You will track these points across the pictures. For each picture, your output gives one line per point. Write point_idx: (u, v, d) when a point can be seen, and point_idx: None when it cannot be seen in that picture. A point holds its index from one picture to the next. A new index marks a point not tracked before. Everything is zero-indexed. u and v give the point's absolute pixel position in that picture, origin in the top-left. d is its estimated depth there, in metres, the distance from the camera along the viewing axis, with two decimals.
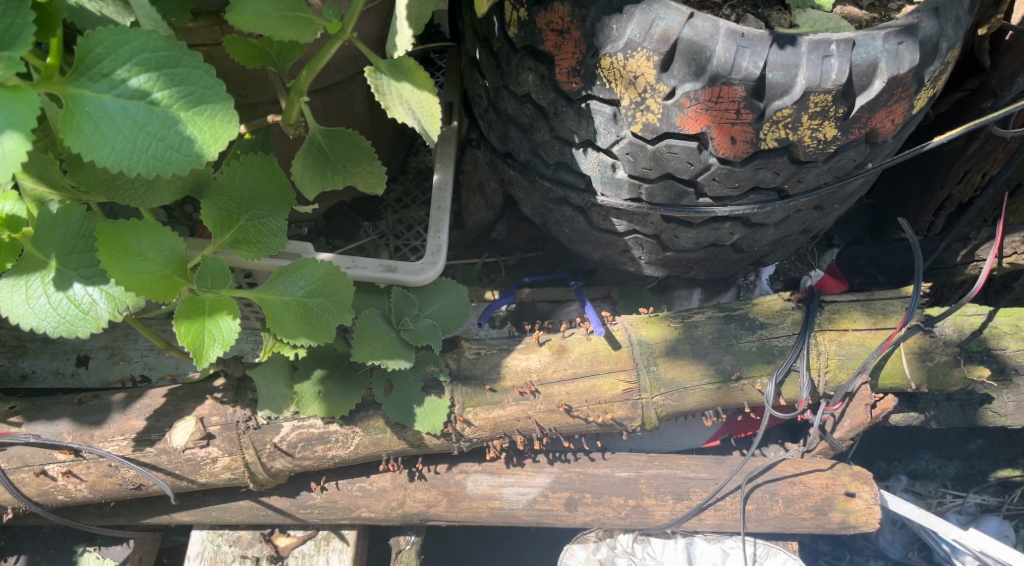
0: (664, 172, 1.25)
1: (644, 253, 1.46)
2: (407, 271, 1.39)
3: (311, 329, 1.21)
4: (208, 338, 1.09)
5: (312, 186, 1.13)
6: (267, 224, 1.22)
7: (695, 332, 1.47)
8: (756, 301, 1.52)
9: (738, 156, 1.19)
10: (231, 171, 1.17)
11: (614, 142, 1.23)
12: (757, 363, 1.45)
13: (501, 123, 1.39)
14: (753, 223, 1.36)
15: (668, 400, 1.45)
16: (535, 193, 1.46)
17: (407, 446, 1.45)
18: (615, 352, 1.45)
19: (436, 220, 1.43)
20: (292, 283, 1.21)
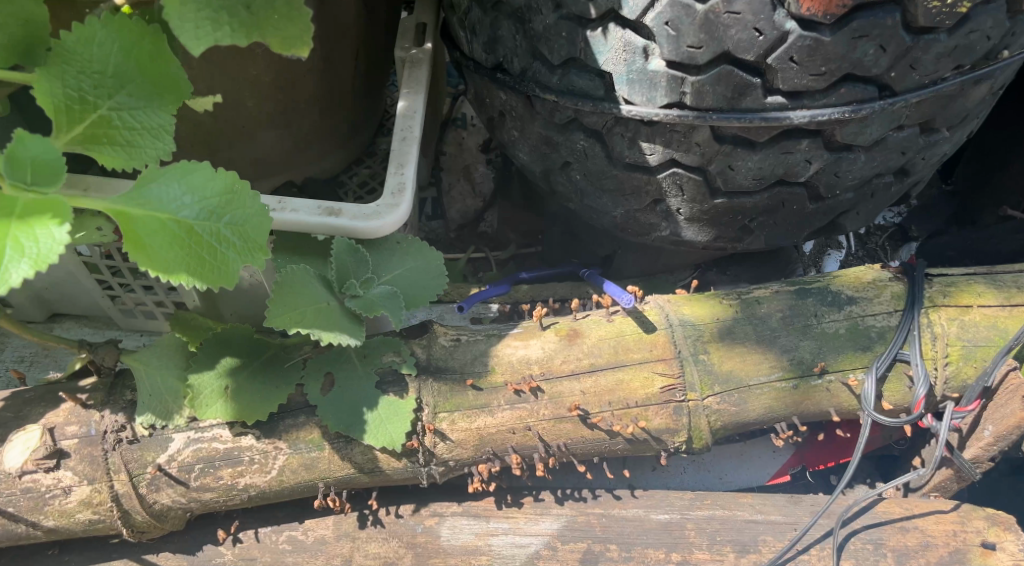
0: (718, 52, 0.87)
1: (684, 200, 1.06)
2: (356, 214, 0.98)
3: (199, 268, 0.79)
4: (11, 252, 0.69)
5: (198, 37, 0.75)
6: (139, 122, 0.84)
7: (760, 311, 1.05)
8: (837, 272, 1.10)
9: (829, 14, 0.82)
10: (84, 31, 0.79)
11: (648, 5, 0.86)
12: (847, 350, 1.03)
13: (487, 19, 1.03)
14: (839, 144, 0.97)
15: (726, 405, 1.02)
16: (534, 122, 1.08)
17: (355, 473, 1.01)
18: (648, 336, 1.03)
19: (400, 152, 1.05)
20: (174, 195, 0.79)
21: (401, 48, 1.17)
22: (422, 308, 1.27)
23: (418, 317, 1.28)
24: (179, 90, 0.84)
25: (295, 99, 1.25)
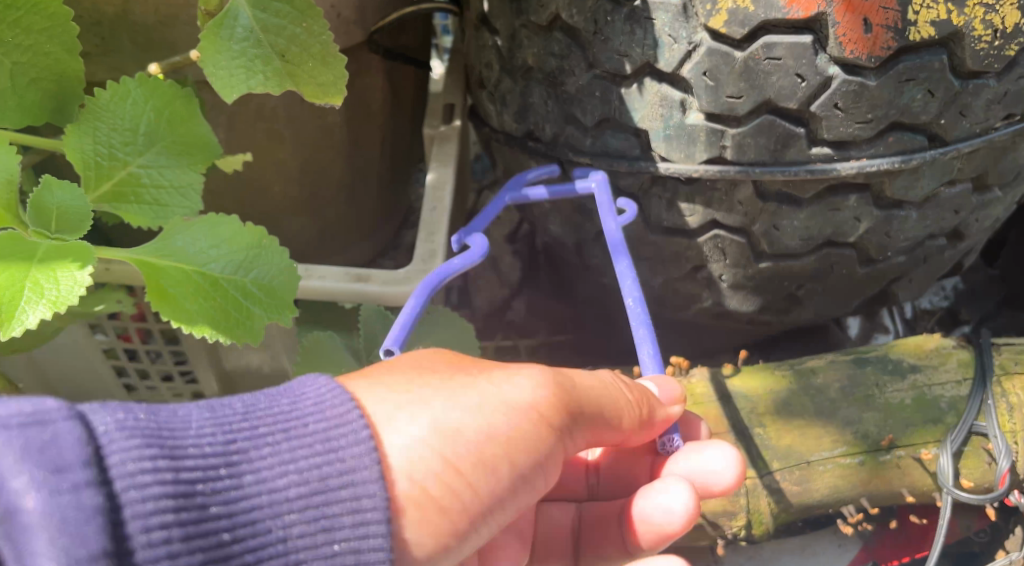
0: (760, 101, 0.84)
1: (727, 265, 1.01)
2: (385, 280, 0.94)
3: (222, 322, 0.73)
4: (30, 292, 0.63)
5: (230, 83, 0.74)
6: (166, 180, 0.80)
7: (816, 381, 0.97)
8: (895, 342, 1.03)
9: (874, 57, 0.79)
10: (118, 89, 0.76)
11: (684, 56, 0.84)
12: (917, 422, 0.94)
13: (517, 88, 1.01)
14: (887, 201, 0.93)
15: (788, 484, 0.93)
16: (567, 191, 1.05)
17: None
18: (698, 408, 0.96)
19: (431, 221, 1.03)
20: (200, 248, 0.75)
21: (429, 125, 1.21)
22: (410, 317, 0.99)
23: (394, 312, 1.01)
24: (209, 149, 0.81)
25: (322, 183, 1.22)
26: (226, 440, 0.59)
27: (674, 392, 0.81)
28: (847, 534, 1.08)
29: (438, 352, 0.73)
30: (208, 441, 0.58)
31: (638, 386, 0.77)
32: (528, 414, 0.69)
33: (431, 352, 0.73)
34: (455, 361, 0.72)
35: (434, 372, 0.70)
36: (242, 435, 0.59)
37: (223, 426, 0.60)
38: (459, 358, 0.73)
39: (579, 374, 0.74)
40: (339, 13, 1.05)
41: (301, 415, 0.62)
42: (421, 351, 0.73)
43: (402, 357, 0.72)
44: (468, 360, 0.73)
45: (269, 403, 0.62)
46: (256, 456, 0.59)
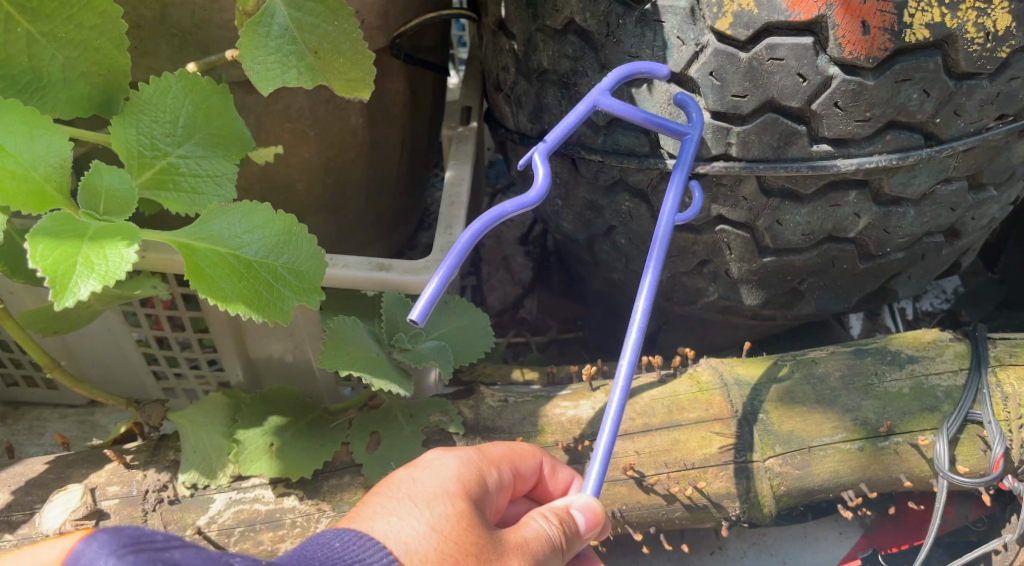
0: (763, 100, 0.88)
1: (732, 259, 1.05)
2: (406, 269, 0.98)
3: (254, 300, 0.79)
4: (82, 266, 0.68)
5: (266, 77, 0.79)
6: (203, 169, 0.85)
7: (817, 370, 1.01)
8: (894, 334, 1.07)
9: (872, 58, 0.83)
10: (161, 83, 0.81)
11: (692, 57, 0.89)
12: (914, 410, 0.98)
13: (533, 89, 1.06)
14: (886, 198, 0.98)
15: (789, 467, 0.97)
16: (579, 188, 1.10)
17: None
18: (704, 395, 1.00)
19: (449, 216, 1.08)
20: (234, 232, 0.80)
21: (447, 126, 1.26)
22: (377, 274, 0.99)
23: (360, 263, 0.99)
24: (243, 142, 0.85)
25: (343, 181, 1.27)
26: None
27: (594, 519, 0.79)
28: (848, 522, 1.12)
29: (448, 527, 0.70)
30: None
31: (569, 527, 0.77)
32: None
33: (438, 528, 0.69)
34: (460, 545, 0.69)
35: (449, 564, 0.67)
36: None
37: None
38: (467, 545, 0.69)
39: (538, 545, 0.73)
40: (363, 18, 1.11)
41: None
42: (435, 519, 0.70)
43: (419, 530, 0.68)
44: (477, 550, 0.69)
45: (350, 552, 0.65)
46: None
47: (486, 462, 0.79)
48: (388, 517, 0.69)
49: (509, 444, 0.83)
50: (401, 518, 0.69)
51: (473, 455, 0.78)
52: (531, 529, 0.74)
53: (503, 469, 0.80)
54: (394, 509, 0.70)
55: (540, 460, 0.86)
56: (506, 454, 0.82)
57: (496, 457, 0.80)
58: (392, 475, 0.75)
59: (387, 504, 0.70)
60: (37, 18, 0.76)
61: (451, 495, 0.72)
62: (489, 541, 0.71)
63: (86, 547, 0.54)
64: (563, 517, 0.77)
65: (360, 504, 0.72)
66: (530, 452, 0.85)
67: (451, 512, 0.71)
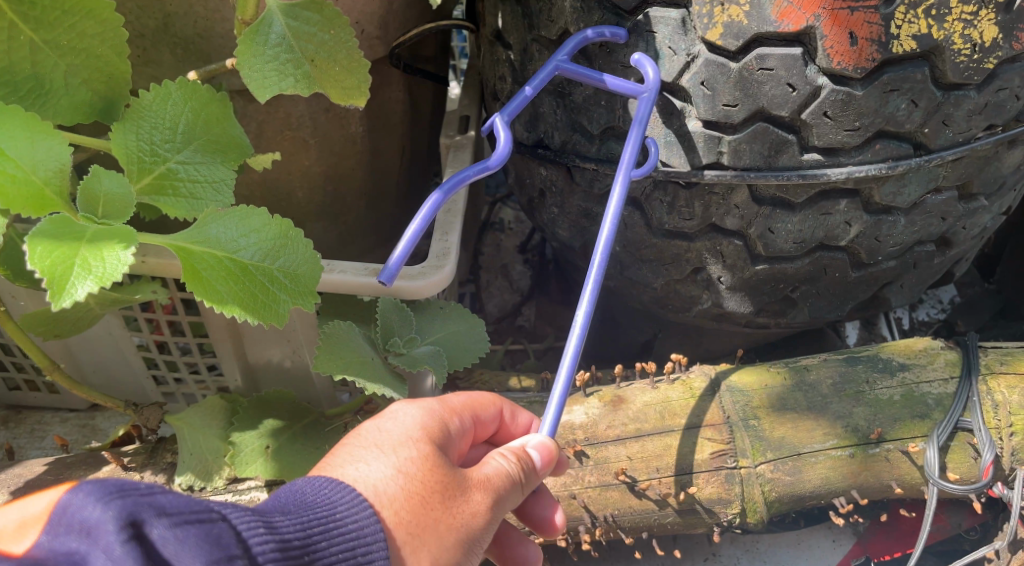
0: (754, 109, 0.90)
1: (725, 267, 1.07)
2: (402, 274, 1.00)
3: (250, 303, 0.80)
4: (78, 267, 0.70)
5: (265, 85, 0.81)
6: (202, 175, 0.86)
7: (809, 377, 1.02)
8: (886, 343, 1.08)
9: (860, 68, 0.85)
10: (161, 91, 0.83)
11: (683, 66, 0.90)
12: (905, 417, 0.99)
13: (528, 98, 1.08)
14: (876, 207, 0.99)
15: (780, 473, 0.97)
16: (574, 196, 1.11)
17: None
18: (695, 402, 1.01)
19: (446, 223, 1.09)
20: (231, 236, 0.82)
21: (445, 135, 1.28)
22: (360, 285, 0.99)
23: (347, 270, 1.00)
24: (241, 148, 0.87)
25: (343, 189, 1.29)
26: (312, 527, 0.63)
27: (549, 456, 0.78)
28: (841, 530, 1.13)
29: (413, 468, 0.70)
30: (296, 530, 0.62)
31: (527, 463, 0.76)
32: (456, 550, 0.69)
33: (403, 471, 0.69)
34: (424, 483, 0.69)
35: (415, 501, 0.68)
36: (326, 518, 0.64)
37: (304, 513, 0.64)
38: (432, 482, 0.69)
39: (498, 479, 0.73)
40: (363, 28, 1.13)
41: (348, 514, 0.65)
42: (401, 462, 0.70)
43: (386, 473, 0.69)
44: (442, 488, 0.70)
45: (327, 496, 0.66)
46: (331, 541, 0.63)
47: (449, 410, 0.78)
48: (356, 463, 0.70)
49: (469, 393, 0.83)
50: (367, 464, 0.69)
51: (436, 404, 0.78)
52: (490, 465, 0.74)
53: (464, 418, 0.80)
54: (362, 457, 0.70)
55: (498, 409, 0.86)
56: (467, 404, 0.81)
57: (457, 405, 0.80)
58: (359, 426, 0.75)
59: (355, 453, 0.71)
60: (40, 26, 0.78)
61: (415, 439, 0.72)
62: (453, 478, 0.71)
63: (73, 497, 0.55)
64: (520, 455, 0.76)
65: (328, 456, 0.72)
66: (488, 401, 0.84)
67: (415, 454, 0.71)
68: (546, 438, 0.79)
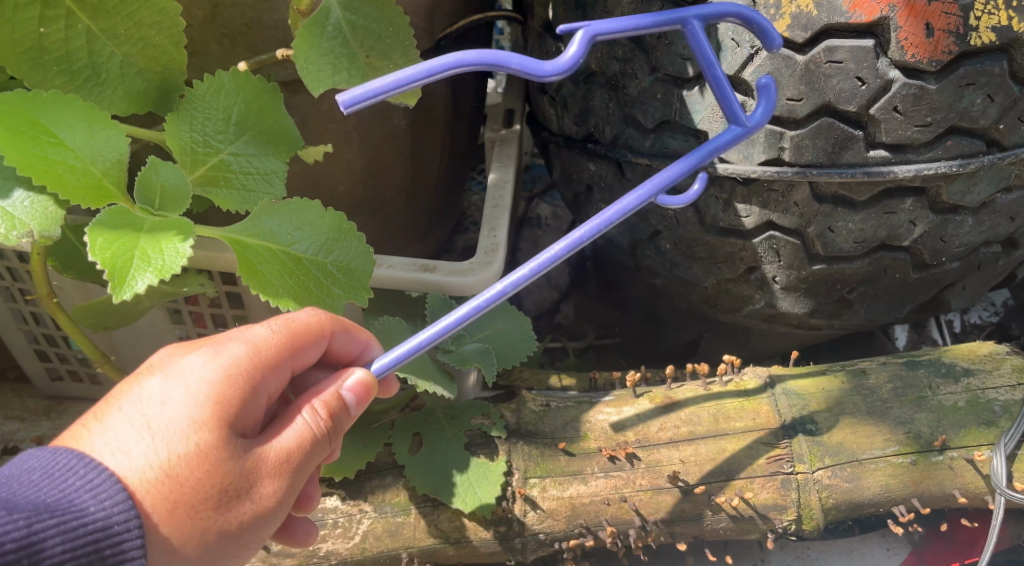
0: (819, 104, 0.87)
1: (781, 267, 1.03)
2: (451, 270, 0.98)
3: (305, 298, 0.80)
4: (138, 260, 0.69)
5: (320, 77, 0.80)
6: (253, 167, 0.85)
7: (868, 382, 0.99)
8: (947, 346, 1.05)
9: (936, 61, 0.82)
10: (214, 81, 0.82)
11: (746, 59, 0.87)
12: (969, 424, 0.96)
13: (579, 91, 1.05)
14: (943, 206, 0.95)
15: (839, 480, 0.94)
16: (624, 193, 1.09)
17: (440, 544, 0.94)
18: (750, 405, 0.98)
19: (493, 218, 1.07)
20: (286, 229, 0.80)
21: (491, 129, 1.26)
22: (407, 280, 0.98)
23: (395, 266, 0.98)
24: (291, 141, 0.85)
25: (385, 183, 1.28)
26: (38, 521, 0.62)
27: (363, 391, 0.77)
28: (896, 538, 1.10)
29: (178, 465, 0.67)
30: (16, 528, 0.61)
31: (333, 413, 0.76)
32: (246, 528, 0.71)
33: (181, 465, 0.67)
34: (214, 472, 0.68)
35: (208, 494, 0.68)
36: (49, 512, 0.63)
37: (35, 506, 0.63)
38: (215, 473, 0.68)
39: (298, 450, 0.73)
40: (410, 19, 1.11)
41: (93, 503, 0.64)
42: (174, 450, 0.67)
43: (152, 464, 0.67)
44: (229, 478, 0.69)
45: (69, 484, 0.65)
46: (63, 535, 0.63)
47: (257, 366, 0.73)
48: (119, 453, 0.67)
49: (283, 330, 0.76)
50: (132, 456, 0.67)
51: (240, 362, 0.72)
52: (291, 431, 0.73)
53: (281, 368, 0.75)
54: (130, 444, 0.67)
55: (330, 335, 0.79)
56: (282, 341, 0.75)
57: (273, 357, 0.74)
58: (141, 381, 0.71)
59: (126, 429, 0.68)
60: (97, 14, 0.77)
61: (201, 422, 0.68)
62: (245, 463, 0.70)
63: None
64: (325, 409, 0.75)
65: (93, 418, 0.69)
66: (314, 335, 0.77)
67: (193, 447, 0.67)
68: (360, 373, 0.77)
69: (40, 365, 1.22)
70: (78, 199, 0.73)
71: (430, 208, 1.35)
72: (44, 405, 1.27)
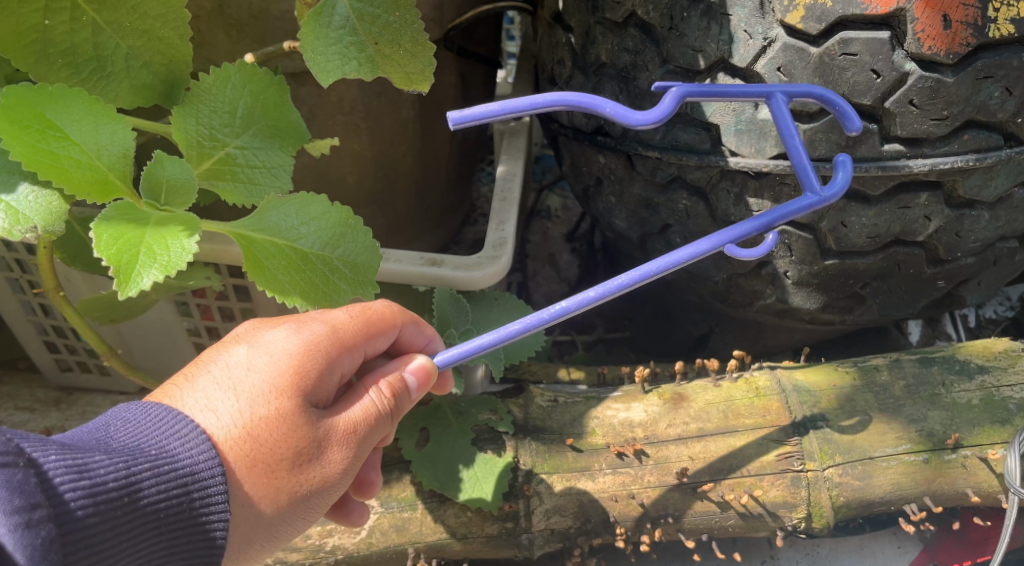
0: (833, 98, 0.85)
1: (793, 262, 1.02)
2: (458, 264, 0.96)
3: (311, 293, 0.79)
4: (144, 255, 0.69)
5: (328, 68, 0.80)
6: (260, 161, 0.84)
7: (880, 378, 0.98)
8: (961, 343, 1.03)
9: (953, 53, 0.80)
10: (221, 73, 0.81)
11: (759, 51, 0.86)
12: (983, 422, 0.94)
13: (589, 83, 1.04)
14: (959, 201, 0.94)
15: (849, 478, 0.93)
16: (634, 186, 1.08)
17: (448, 539, 0.94)
18: (760, 401, 0.97)
19: (502, 212, 1.06)
20: (291, 224, 0.80)
21: (500, 121, 1.25)
22: (414, 275, 0.97)
23: (403, 260, 0.98)
24: (299, 133, 0.84)
25: None
26: (135, 465, 0.66)
27: (425, 377, 0.80)
28: (907, 536, 1.09)
29: (258, 429, 0.71)
30: (115, 470, 0.65)
31: (398, 395, 0.79)
32: (310, 494, 0.75)
33: (260, 426, 0.71)
34: (287, 437, 0.72)
35: (280, 457, 0.72)
36: (145, 457, 0.67)
37: (132, 451, 0.67)
38: (291, 439, 0.72)
39: (364, 424, 0.76)
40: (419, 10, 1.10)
41: (183, 451, 0.69)
42: (255, 415, 0.71)
43: (234, 425, 0.71)
44: (302, 445, 0.73)
45: (161, 433, 0.69)
46: (157, 479, 0.67)
47: (335, 344, 0.77)
48: (206, 411, 0.71)
49: (361, 312, 0.80)
50: (218, 415, 0.71)
51: (318, 337, 0.76)
52: (358, 406, 0.77)
53: (357, 347, 0.79)
54: (217, 404, 0.72)
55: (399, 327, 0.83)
56: (358, 323, 0.79)
57: (350, 336, 0.78)
58: (228, 346, 0.76)
59: (213, 389, 0.73)
60: (102, 7, 0.76)
61: (280, 390, 0.72)
62: (315, 430, 0.74)
63: None
64: (390, 388, 0.79)
65: (184, 375, 0.75)
66: (387, 320, 0.81)
67: (272, 411, 0.72)
68: (424, 358, 0.80)
69: (50, 356, 1.22)
70: (85, 194, 0.72)
71: (439, 200, 1.34)
72: (54, 396, 1.27)
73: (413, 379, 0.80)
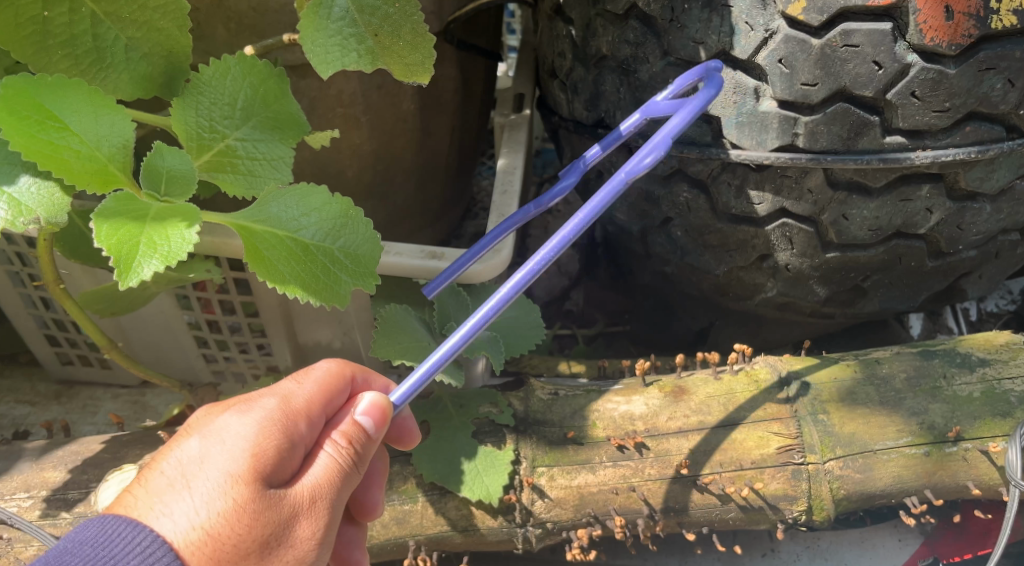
0: (835, 89, 0.85)
1: (794, 255, 1.01)
2: (459, 257, 0.96)
3: (312, 286, 0.79)
4: (145, 246, 0.69)
5: (327, 60, 0.80)
6: (260, 153, 0.84)
7: (881, 371, 0.98)
8: (962, 336, 1.03)
9: (955, 45, 0.80)
10: (221, 65, 0.81)
11: (761, 43, 0.85)
12: (984, 415, 0.94)
13: (589, 76, 1.04)
14: (960, 194, 0.94)
15: (850, 471, 0.93)
16: (635, 179, 1.07)
17: (448, 531, 0.95)
18: (761, 394, 0.97)
19: (502, 205, 1.06)
20: (292, 215, 0.80)
21: (500, 114, 1.25)
22: (414, 268, 0.97)
23: (402, 253, 0.97)
24: (299, 124, 0.84)
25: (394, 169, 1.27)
26: None
27: (382, 417, 0.76)
28: (908, 529, 1.10)
29: (220, 525, 0.66)
30: None
31: (359, 444, 0.76)
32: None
33: (221, 527, 0.66)
34: (254, 527, 0.67)
35: (252, 549, 0.67)
36: None
37: None
38: (258, 524, 0.68)
39: (328, 486, 0.73)
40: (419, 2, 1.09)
41: (137, 565, 0.63)
42: (215, 508, 0.67)
43: (195, 527, 0.66)
44: (271, 527, 0.68)
45: (118, 548, 0.64)
46: None
47: (287, 414, 0.74)
48: (162, 517, 0.66)
49: (312, 377, 0.78)
50: (175, 520, 0.66)
51: (268, 414, 0.73)
52: (318, 467, 0.73)
53: (311, 415, 0.75)
54: (172, 508, 0.66)
55: (348, 378, 0.80)
56: (307, 388, 0.77)
57: (302, 403, 0.75)
58: (177, 446, 0.72)
59: (166, 496, 0.67)
60: None
61: (236, 476, 0.68)
62: (281, 513, 0.69)
63: None
64: (348, 440, 0.76)
65: (135, 489, 0.69)
66: (335, 376, 0.79)
67: (231, 502, 0.67)
68: (375, 396, 0.77)
69: (50, 350, 1.22)
70: (86, 185, 0.72)
71: (440, 194, 1.34)
72: (55, 390, 1.28)
73: (367, 411, 0.76)
